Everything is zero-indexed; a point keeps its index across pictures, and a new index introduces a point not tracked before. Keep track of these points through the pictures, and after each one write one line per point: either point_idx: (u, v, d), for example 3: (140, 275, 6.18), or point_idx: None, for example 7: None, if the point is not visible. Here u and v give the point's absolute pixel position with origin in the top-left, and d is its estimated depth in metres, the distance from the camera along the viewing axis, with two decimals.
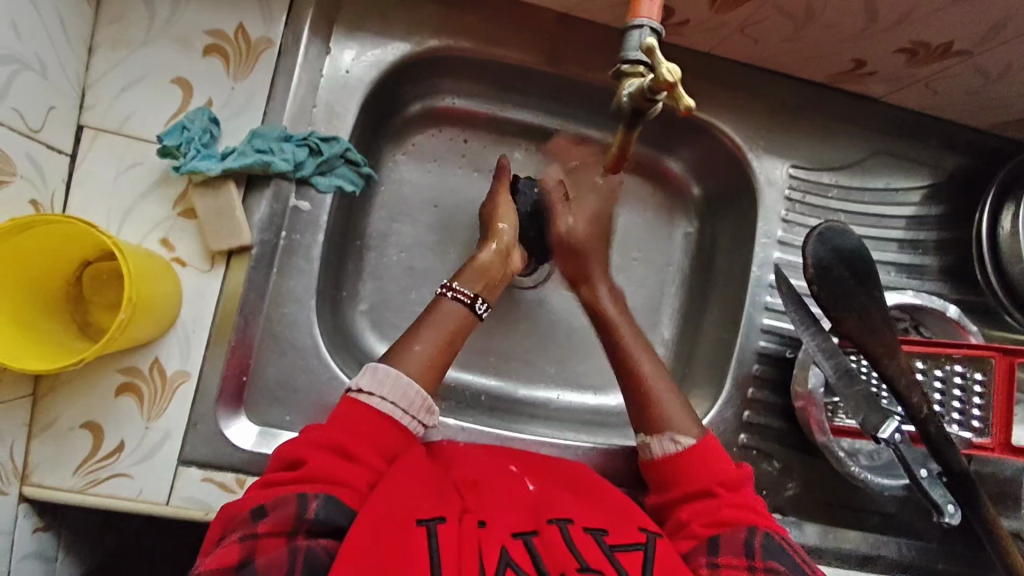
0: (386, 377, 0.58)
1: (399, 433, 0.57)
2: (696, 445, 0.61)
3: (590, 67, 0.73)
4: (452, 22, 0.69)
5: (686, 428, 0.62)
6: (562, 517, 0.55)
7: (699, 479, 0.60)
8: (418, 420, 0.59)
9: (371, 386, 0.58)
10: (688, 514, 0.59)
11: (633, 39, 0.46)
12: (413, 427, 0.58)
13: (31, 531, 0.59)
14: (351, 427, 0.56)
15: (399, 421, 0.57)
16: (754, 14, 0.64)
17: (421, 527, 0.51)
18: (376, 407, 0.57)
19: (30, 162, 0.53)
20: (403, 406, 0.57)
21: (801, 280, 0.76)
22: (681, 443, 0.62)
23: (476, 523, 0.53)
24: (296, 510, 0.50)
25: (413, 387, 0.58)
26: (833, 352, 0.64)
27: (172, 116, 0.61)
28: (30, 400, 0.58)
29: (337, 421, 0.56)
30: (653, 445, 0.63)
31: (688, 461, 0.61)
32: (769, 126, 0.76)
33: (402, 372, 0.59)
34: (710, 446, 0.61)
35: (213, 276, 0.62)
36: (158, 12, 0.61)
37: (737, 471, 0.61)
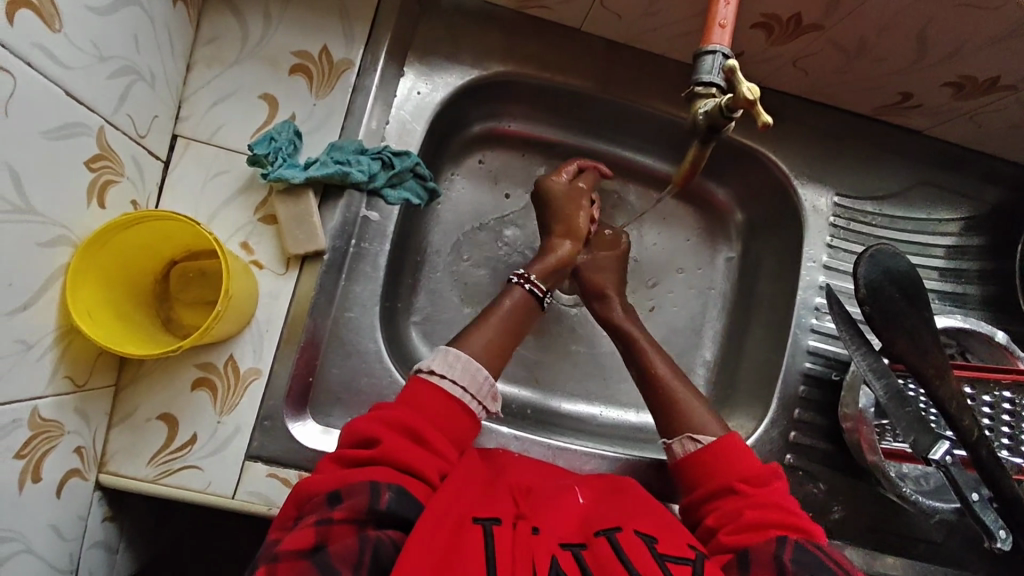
0: (457, 361, 0.61)
1: (463, 416, 0.60)
2: (715, 442, 0.63)
3: (644, 94, 0.76)
4: (517, 49, 0.74)
5: (704, 428, 0.64)
6: (610, 526, 0.55)
7: (721, 476, 0.61)
8: (481, 403, 0.62)
9: (443, 369, 0.61)
10: (716, 517, 0.59)
11: (707, 63, 0.49)
12: (476, 409, 0.61)
13: (100, 520, 0.61)
14: (423, 407, 0.58)
15: (466, 404, 0.60)
16: (808, 46, 0.67)
17: (477, 526, 0.52)
18: (446, 390, 0.60)
19: (135, 165, 0.57)
20: (472, 390, 0.61)
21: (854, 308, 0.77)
22: (699, 440, 0.63)
23: (529, 529, 0.54)
24: (369, 500, 0.50)
25: (480, 372, 0.62)
26: (883, 372, 0.65)
27: (258, 128, 0.65)
28: (113, 390, 0.61)
29: (412, 402, 0.58)
30: (673, 446, 0.65)
31: (711, 456, 0.62)
32: (815, 154, 0.79)
33: (470, 356, 0.63)
34: (733, 442, 0.62)
35: (288, 279, 0.65)
36: (251, 34, 0.66)
37: (763, 468, 0.61)
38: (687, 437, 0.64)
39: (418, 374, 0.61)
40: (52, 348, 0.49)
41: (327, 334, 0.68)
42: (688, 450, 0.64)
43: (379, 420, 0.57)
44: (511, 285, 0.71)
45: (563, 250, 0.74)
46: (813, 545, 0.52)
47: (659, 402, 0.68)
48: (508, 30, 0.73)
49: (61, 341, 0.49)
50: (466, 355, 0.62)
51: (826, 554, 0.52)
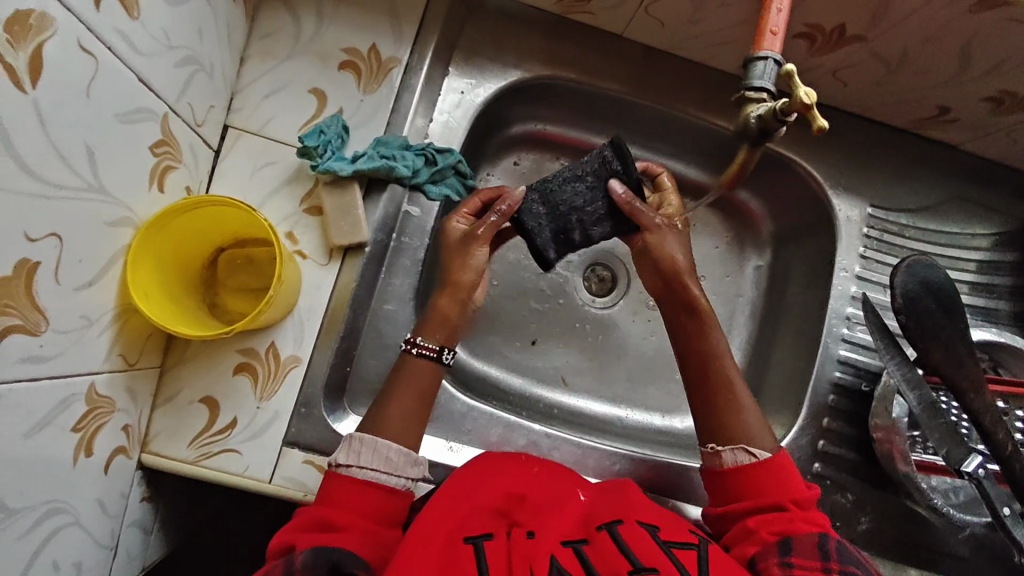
0: (362, 446, 0.58)
1: (383, 493, 0.57)
2: (769, 459, 0.59)
3: (681, 101, 0.77)
4: (559, 53, 0.75)
5: (761, 442, 0.60)
6: (612, 520, 0.56)
7: (770, 494, 0.58)
8: (404, 476, 0.59)
9: (352, 458, 0.58)
10: (755, 522, 0.56)
11: (758, 69, 0.50)
12: (402, 484, 0.58)
13: (139, 500, 0.62)
14: (328, 496, 0.56)
15: (383, 484, 0.57)
16: (850, 58, 0.68)
17: (468, 543, 0.52)
18: (361, 476, 0.57)
19: (192, 153, 0.59)
20: (388, 468, 0.58)
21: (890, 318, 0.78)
22: (754, 453, 0.59)
23: (525, 533, 0.54)
24: (286, 571, 0.49)
25: (390, 447, 0.59)
26: (917, 382, 0.65)
27: (307, 121, 0.67)
28: (157, 372, 0.62)
29: (324, 497, 0.56)
30: (724, 454, 0.60)
31: (760, 473, 0.59)
32: (850, 166, 0.80)
33: (376, 437, 0.59)
34: (783, 462, 0.59)
35: (330, 270, 0.66)
36: (303, 30, 0.68)
37: (807, 490, 0.58)
38: (741, 448, 0.60)
39: (331, 470, 0.58)
40: (111, 326, 0.50)
41: (365, 326, 0.69)
42: (739, 461, 0.60)
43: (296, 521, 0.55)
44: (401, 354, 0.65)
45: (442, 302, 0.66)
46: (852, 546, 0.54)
47: (705, 396, 0.63)
48: (551, 34, 0.75)
49: (119, 320, 0.51)
50: (372, 437, 0.59)
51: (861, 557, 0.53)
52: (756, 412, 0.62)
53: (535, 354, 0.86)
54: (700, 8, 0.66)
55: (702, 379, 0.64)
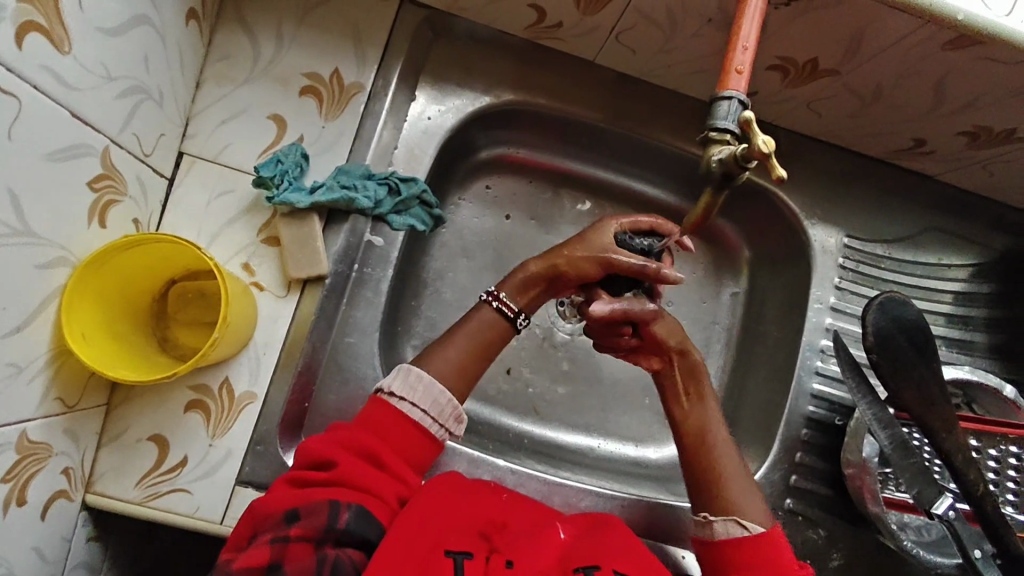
0: (419, 382, 0.58)
1: (424, 442, 0.57)
2: (762, 534, 0.56)
3: (654, 129, 0.76)
4: (529, 79, 0.73)
5: (754, 514, 0.58)
6: (589, 564, 0.53)
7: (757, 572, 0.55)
8: (445, 427, 0.59)
9: (404, 391, 0.58)
10: None
11: (723, 110, 0.48)
12: (438, 433, 0.58)
13: (84, 540, 0.60)
14: (383, 436, 0.56)
15: (426, 428, 0.58)
16: (825, 90, 0.67)
17: (448, 558, 0.51)
18: (410, 415, 0.57)
19: (138, 184, 0.56)
20: (433, 413, 0.58)
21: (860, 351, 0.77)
22: (747, 527, 0.57)
23: (503, 563, 0.52)
24: (327, 520, 0.50)
25: (444, 394, 0.58)
26: (888, 421, 0.64)
27: (266, 149, 0.65)
28: (104, 410, 0.59)
29: (369, 423, 0.56)
30: (715, 525, 0.58)
31: (753, 548, 0.56)
32: (825, 195, 0.78)
33: (434, 378, 0.59)
34: (775, 535, 0.56)
35: (288, 303, 0.64)
36: (263, 54, 0.66)
37: (802, 571, 0.55)
38: (734, 519, 0.57)
39: (379, 396, 0.58)
40: (45, 369, 0.48)
41: (325, 359, 0.67)
42: (730, 533, 0.57)
43: (343, 444, 0.56)
44: (478, 303, 0.65)
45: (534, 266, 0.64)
46: None
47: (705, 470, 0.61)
48: (521, 59, 0.73)
49: (54, 363, 0.49)
50: (430, 375, 0.59)
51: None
52: (752, 487, 0.60)
53: (506, 382, 0.84)
54: (671, 38, 0.64)
55: (697, 453, 0.62)
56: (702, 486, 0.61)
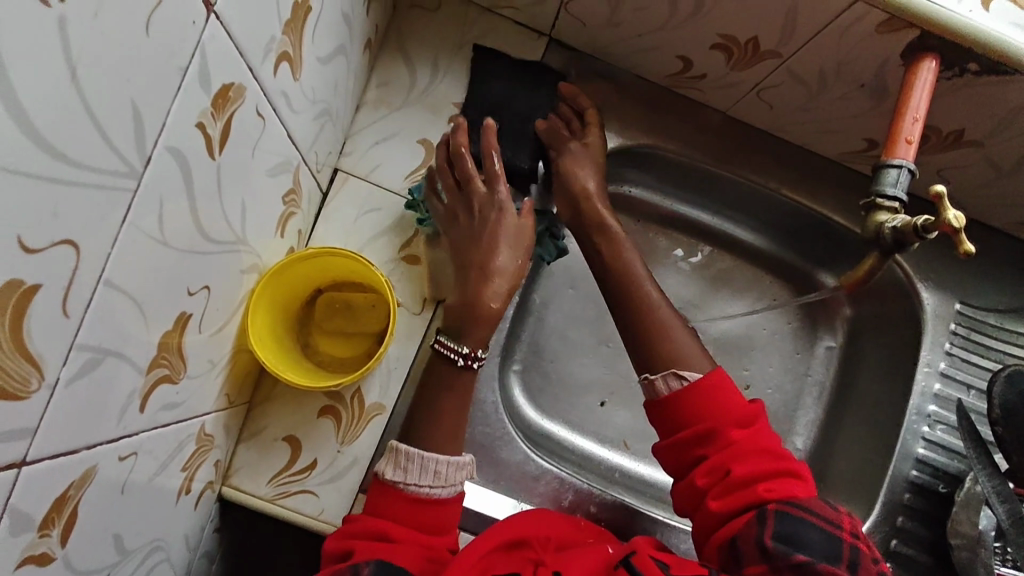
0: (411, 461, 0.56)
1: (437, 504, 0.56)
2: (701, 379, 0.57)
3: (774, 180, 0.78)
4: (659, 124, 0.76)
5: (692, 363, 0.58)
6: (626, 555, 0.53)
7: (709, 422, 0.55)
8: (453, 484, 0.57)
9: (402, 474, 0.56)
10: (704, 480, 0.54)
11: (891, 177, 0.50)
12: (451, 492, 0.57)
13: (212, 531, 0.63)
14: (384, 508, 0.55)
15: (433, 498, 0.56)
16: (961, 160, 0.68)
17: None
18: (414, 493, 0.56)
19: (308, 198, 0.60)
20: (439, 483, 0.56)
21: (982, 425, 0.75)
22: (685, 376, 0.57)
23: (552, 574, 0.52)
24: None
25: (433, 459, 0.56)
26: (1008, 496, 0.63)
27: (414, 171, 0.68)
28: (246, 407, 0.62)
29: (370, 507, 0.56)
30: (657, 382, 0.59)
31: (699, 402, 0.56)
32: (941, 260, 0.79)
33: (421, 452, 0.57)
34: (719, 381, 0.57)
35: (422, 320, 0.67)
36: (418, 82, 0.70)
37: (751, 407, 0.57)
38: (672, 372, 0.58)
39: (377, 482, 0.57)
40: (224, 367, 0.51)
41: None
42: (672, 388, 0.58)
43: (347, 532, 0.55)
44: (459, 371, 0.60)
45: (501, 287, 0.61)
46: (805, 511, 0.49)
47: (639, 328, 0.62)
48: (655, 104, 0.75)
49: (232, 362, 0.51)
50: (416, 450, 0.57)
51: (809, 508, 0.50)
52: (692, 341, 0.60)
53: (599, 413, 0.85)
54: (817, 96, 0.66)
55: (634, 314, 0.63)
56: (641, 344, 0.61)
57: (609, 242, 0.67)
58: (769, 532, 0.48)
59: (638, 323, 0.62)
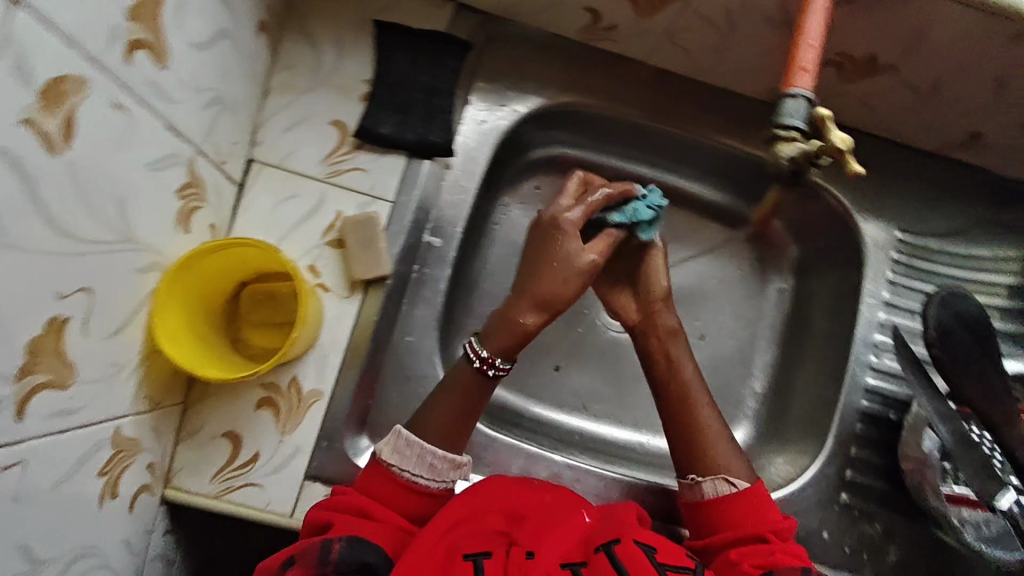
0: (408, 445, 0.59)
1: (422, 492, 0.58)
2: (747, 489, 0.60)
3: (705, 128, 0.77)
4: (579, 81, 0.74)
5: (738, 472, 0.62)
6: (608, 539, 0.53)
7: (751, 525, 0.58)
8: (445, 475, 0.60)
9: (398, 455, 0.59)
10: (737, 555, 0.56)
11: (790, 106, 0.48)
12: (439, 484, 0.60)
13: (162, 533, 0.63)
14: (376, 486, 0.57)
15: (422, 487, 0.59)
16: (880, 86, 0.67)
17: (467, 561, 0.50)
18: (405, 479, 0.58)
19: (216, 192, 0.59)
20: (430, 472, 0.59)
21: (920, 345, 0.76)
22: (734, 484, 0.61)
23: (524, 554, 0.51)
24: (319, 555, 0.50)
25: (428, 453, 0.59)
26: (950, 416, 0.64)
27: (330, 155, 0.67)
28: (181, 408, 0.62)
29: (359, 485, 0.58)
30: (703, 485, 0.62)
31: (739, 502, 0.60)
32: (877, 190, 0.78)
33: (424, 441, 0.60)
34: (761, 491, 0.60)
35: (352, 303, 0.66)
36: (323, 61, 0.68)
37: (787, 521, 0.59)
38: (721, 479, 0.61)
39: (373, 460, 0.60)
40: (137, 370, 0.50)
41: (386, 359, 0.69)
42: (718, 492, 0.61)
43: (333, 504, 0.56)
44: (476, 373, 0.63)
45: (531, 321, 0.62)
46: None
47: (682, 431, 0.65)
48: (573, 62, 0.74)
49: (145, 364, 0.51)
50: (417, 438, 0.59)
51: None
52: (727, 444, 0.64)
53: (555, 379, 0.85)
54: (731, 41, 0.65)
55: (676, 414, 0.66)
56: (688, 448, 0.64)
57: (656, 356, 0.69)
58: None
59: (687, 434, 0.64)
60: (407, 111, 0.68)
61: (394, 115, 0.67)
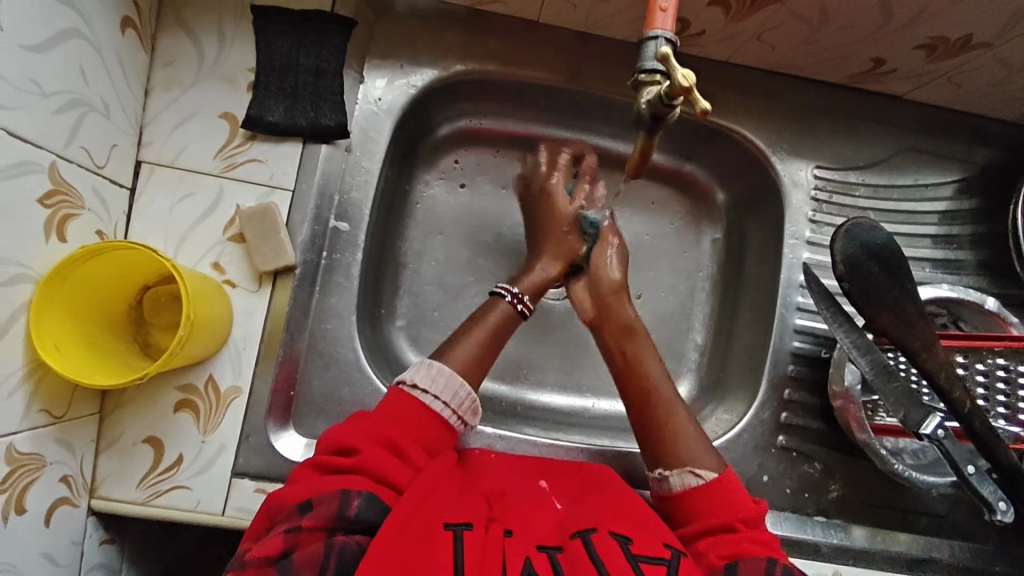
0: (440, 375, 0.58)
1: (445, 433, 0.57)
2: (715, 478, 0.57)
3: (610, 83, 0.76)
4: (476, 48, 0.73)
5: (705, 462, 0.58)
6: (586, 528, 0.51)
7: (721, 514, 0.55)
8: (463, 419, 0.59)
9: (426, 383, 0.57)
10: (705, 546, 0.53)
11: (650, 49, 0.48)
12: (457, 426, 0.58)
13: (98, 544, 0.62)
14: (404, 422, 0.56)
15: (445, 420, 0.57)
16: (770, 20, 0.66)
17: (447, 532, 0.48)
18: (430, 407, 0.57)
19: (96, 195, 0.58)
20: (454, 405, 0.58)
21: (832, 280, 0.76)
22: (701, 475, 0.58)
23: (502, 531, 0.51)
24: (338, 507, 0.49)
25: (463, 387, 0.58)
26: (867, 347, 0.64)
27: (223, 147, 0.65)
28: (97, 418, 0.61)
29: (391, 415, 0.56)
30: (671, 479, 0.59)
31: (710, 494, 0.56)
32: (793, 128, 0.77)
33: (452, 370, 0.59)
34: (730, 479, 0.57)
35: (261, 296, 0.65)
36: (206, 53, 0.66)
37: (756, 505, 0.57)
38: (688, 470, 0.58)
39: (402, 388, 0.58)
40: (24, 384, 0.50)
41: (306, 348, 0.68)
42: (686, 484, 0.58)
43: (362, 430, 0.55)
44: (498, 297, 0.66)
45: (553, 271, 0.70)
46: (799, 572, 0.51)
47: (643, 427, 0.62)
48: (466, 29, 0.73)
49: (34, 376, 0.51)
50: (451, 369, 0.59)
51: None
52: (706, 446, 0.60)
53: None
54: None
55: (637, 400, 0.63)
56: (652, 440, 0.61)
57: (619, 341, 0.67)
58: (779, 574, 0.50)
59: (647, 421, 0.62)
60: (296, 96, 0.67)
61: (284, 101, 0.66)
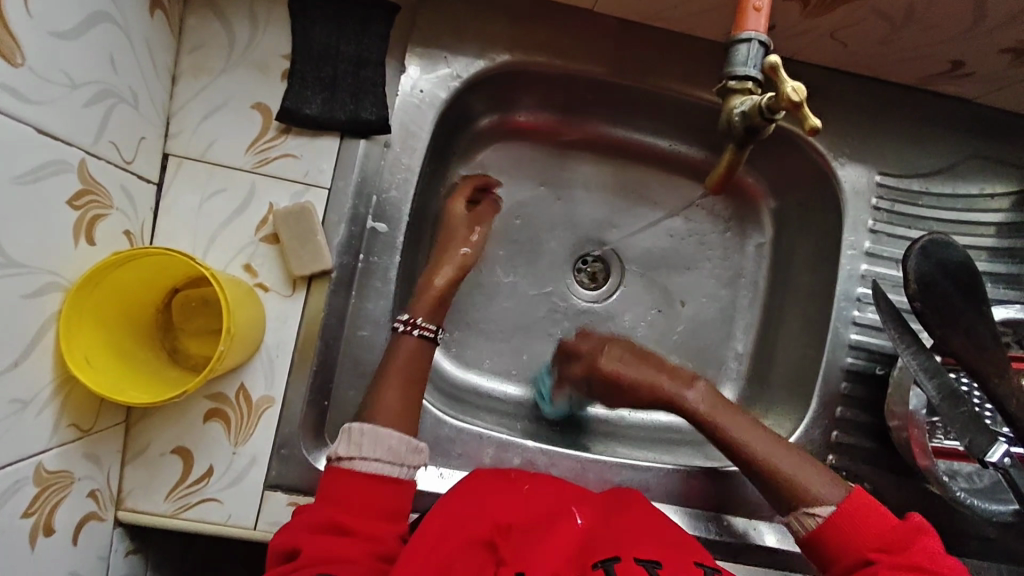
0: (362, 436, 0.54)
1: (395, 489, 0.54)
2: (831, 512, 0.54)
3: (665, 79, 0.71)
4: (526, 37, 0.68)
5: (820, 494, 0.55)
6: (608, 556, 0.47)
7: (851, 546, 0.52)
8: (407, 464, 0.55)
9: (350, 450, 0.54)
10: None
11: (741, 53, 0.46)
12: (405, 472, 0.55)
13: (123, 556, 0.60)
14: (343, 498, 0.52)
15: (388, 475, 0.54)
16: (849, 17, 0.62)
17: None
18: (363, 470, 0.53)
19: (124, 193, 0.54)
20: (391, 458, 0.54)
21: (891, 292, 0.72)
22: (817, 513, 0.54)
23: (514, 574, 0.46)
24: None
25: (389, 436, 0.55)
26: (936, 370, 0.60)
27: (255, 141, 0.61)
28: (124, 427, 0.58)
29: (328, 497, 0.52)
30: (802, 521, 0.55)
31: (841, 528, 0.53)
32: (856, 131, 0.72)
33: (377, 427, 0.55)
34: (859, 509, 0.53)
35: (295, 302, 0.61)
36: (237, 38, 0.61)
37: (898, 526, 0.52)
38: (805, 511, 0.55)
39: (331, 464, 0.54)
40: (52, 400, 0.47)
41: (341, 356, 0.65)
42: (809, 527, 0.55)
43: (303, 523, 0.51)
44: (397, 333, 0.61)
45: (441, 279, 0.64)
46: None
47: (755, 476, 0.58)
48: (516, 17, 0.68)
49: (62, 392, 0.47)
50: (371, 425, 0.55)
51: None
52: (758, 431, 0.59)
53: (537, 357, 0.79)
54: None
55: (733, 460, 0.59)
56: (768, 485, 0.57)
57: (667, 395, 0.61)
58: None
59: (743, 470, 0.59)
60: (334, 87, 0.62)
61: (321, 93, 0.62)
